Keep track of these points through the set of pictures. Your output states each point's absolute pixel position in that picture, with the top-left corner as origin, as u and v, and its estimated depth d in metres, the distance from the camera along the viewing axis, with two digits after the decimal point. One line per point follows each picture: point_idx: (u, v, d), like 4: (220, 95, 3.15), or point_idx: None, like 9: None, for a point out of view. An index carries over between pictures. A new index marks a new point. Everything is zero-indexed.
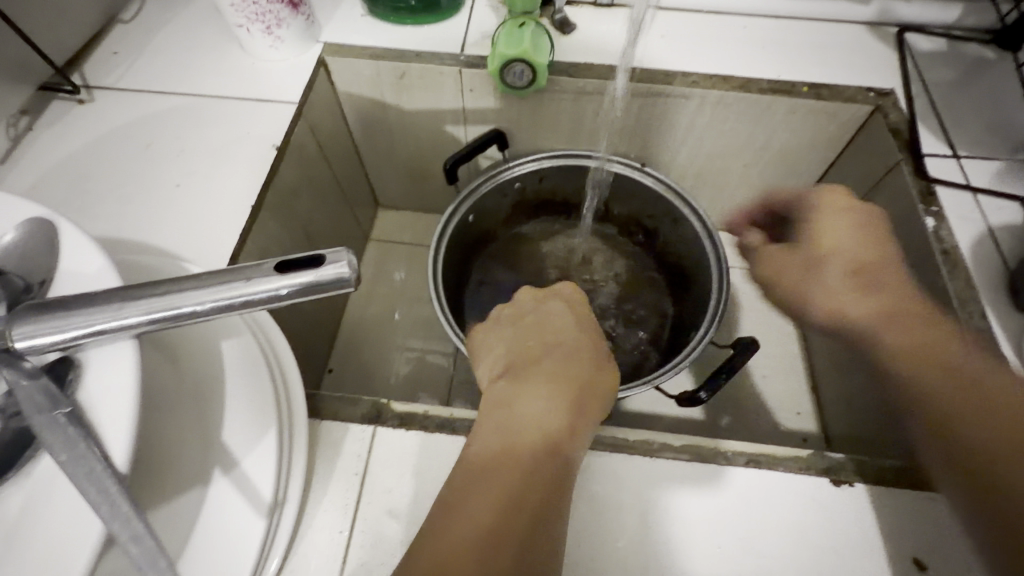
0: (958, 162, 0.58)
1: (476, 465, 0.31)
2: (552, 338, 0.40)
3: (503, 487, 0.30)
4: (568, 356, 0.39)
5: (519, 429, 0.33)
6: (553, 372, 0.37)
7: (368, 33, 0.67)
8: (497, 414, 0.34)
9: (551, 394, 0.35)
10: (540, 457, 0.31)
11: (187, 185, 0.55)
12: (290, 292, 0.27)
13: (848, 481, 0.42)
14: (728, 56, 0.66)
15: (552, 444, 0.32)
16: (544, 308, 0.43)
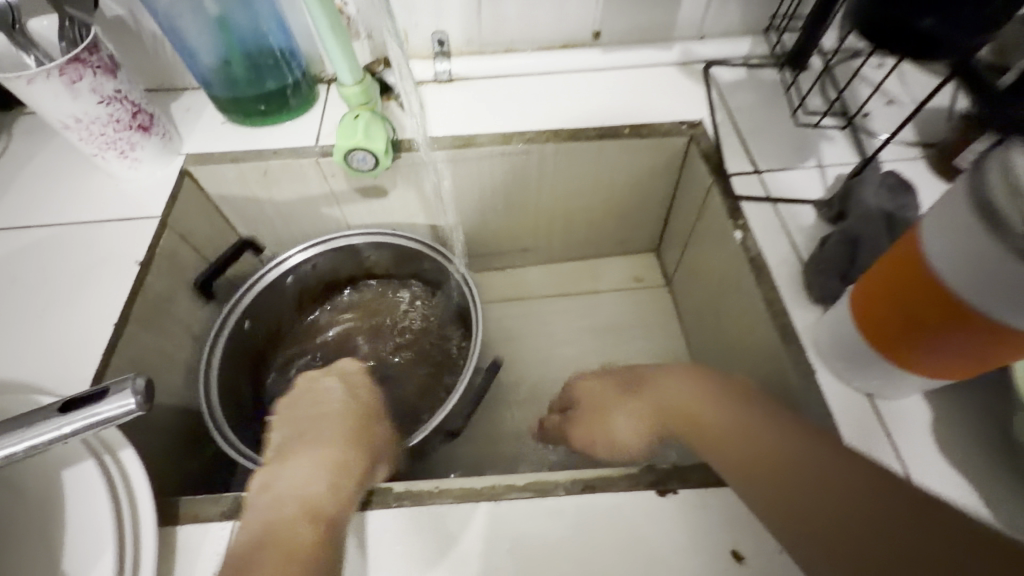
0: (760, 176, 0.66)
1: (236, 561, 0.38)
2: (320, 412, 0.52)
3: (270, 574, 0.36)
4: (330, 437, 0.48)
5: (283, 501, 0.42)
6: (315, 451, 0.46)
7: (227, 138, 0.72)
8: (264, 505, 0.42)
9: (314, 467, 0.44)
10: (295, 522, 0.40)
11: (51, 313, 0.58)
12: (70, 433, 0.31)
13: (673, 490, 0.45)
14: (557, 112, 0.73)
15: (310, 509, 0.41)
16: (315, 409, 0.52)
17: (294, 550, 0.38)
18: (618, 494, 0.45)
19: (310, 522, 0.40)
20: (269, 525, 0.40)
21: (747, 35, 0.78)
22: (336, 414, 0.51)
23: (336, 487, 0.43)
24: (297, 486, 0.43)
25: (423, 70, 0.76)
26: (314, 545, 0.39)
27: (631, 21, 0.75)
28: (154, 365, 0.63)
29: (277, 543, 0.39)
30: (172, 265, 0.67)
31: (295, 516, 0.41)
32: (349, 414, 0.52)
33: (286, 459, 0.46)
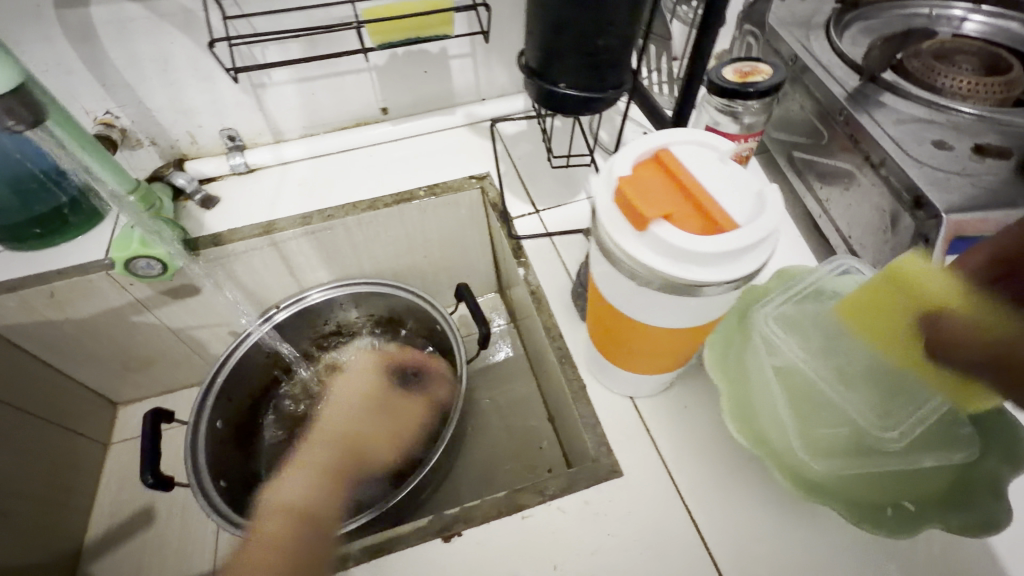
0: (538, 215, 0.73)
1: (277, 506, 0.55)
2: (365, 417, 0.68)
3: (281, 530, 0.50)
4: (349, 452, 0.63)
5: (280, 495, 0.56)
6: (328, 454, 0.62)
7: (2, 265, 0.68)
8: (293, 477, 0.59)
9: (307, 477, 0.59)
10: (288, 519, 0.52)
11: None
12: None
13: (458, 533, 0.46)
14: (355, 187, 0.78)
15: (304, 504, 0.55)
16: (357, 379, 0.76)
17: (279, 540, 0.49)
18: (404, 551, 0.45)
19: (289, 515, 0.52)
20: (280, 506, 0.54)
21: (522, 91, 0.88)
22: (382, 426, 0.68)
23: (318, 491, 0.57)
24: (297, 490, 0.57)
25: (217, 167, 0.78)
26: (293, 532, 0.50)
27: (412, 95, 0.82)
28: None
29: (279, 514, 0.53)
30: None
31: (276, 512, 0.54)
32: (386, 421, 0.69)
33: (306, 452, 0.63)
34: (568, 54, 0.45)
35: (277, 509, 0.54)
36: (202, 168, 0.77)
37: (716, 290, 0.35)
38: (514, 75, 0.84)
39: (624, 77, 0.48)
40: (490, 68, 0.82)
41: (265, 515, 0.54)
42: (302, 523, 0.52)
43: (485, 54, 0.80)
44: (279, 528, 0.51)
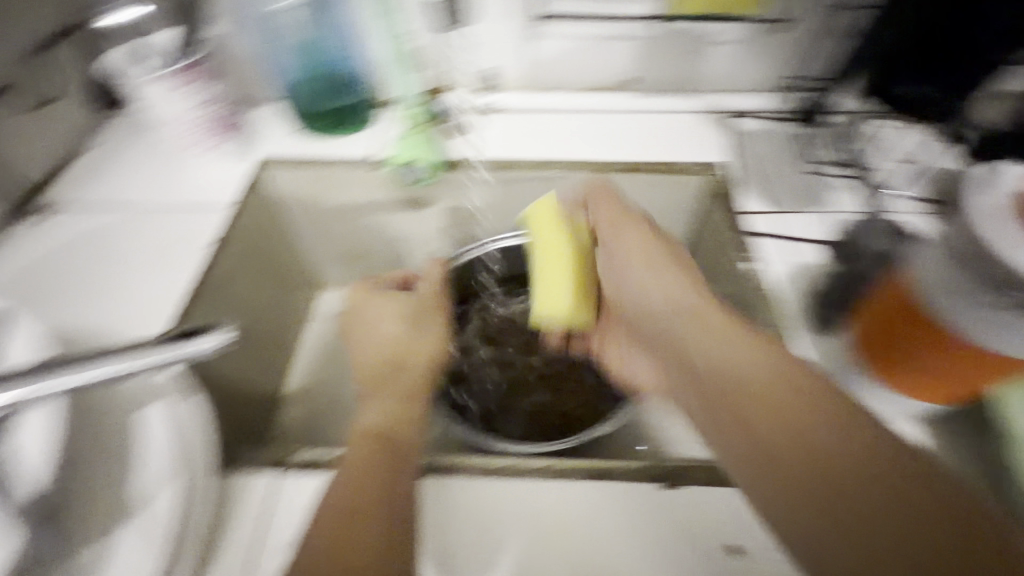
0: (773, 217, 0.72)
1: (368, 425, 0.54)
2: (391, 342, 0.67)
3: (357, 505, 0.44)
4: (392, 362, 0.65)
5: (363, 426, 0.55)
6: (392, 390, 0.60)
7: (295, 144, 0.81)
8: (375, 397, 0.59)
9: (377, 400, 0.59)
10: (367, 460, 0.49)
11: (128, 284, 0.65)
12: (169, 356, 0.42)
13: (680, 483, 0.52)
14: (591, 145, 0.81)
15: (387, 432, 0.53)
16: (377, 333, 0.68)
17: (370, 470, 0.47)
18: (626, 484, 0.52)
19: (379, 439, 0.52)
20: (378, 429, 0.53)
21: (769, 91, 0.86)
22: (400, 341, 0.67)
23: (405, 403, 0.59)
24: (383, 405, 0.58)
25: (470, 101, 0.84)
26: (387, 458, 0.49)
27: (663, 71, 0.84)
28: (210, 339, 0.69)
29: (372, 443, 0.51)
30: (239, 251, 0.75)
31: (346, 503, 0.44)
32: (406, 347, 0.67)
33: (371, 398, 0.59)
34: None
35: (376, 434, 0.53)
36: (457, 100, 0.83)
37: None
38: (769, 73, 0.83)
39: None
40: (749, 61, 0.81)
41: (351, 448, 0.51)
42: (396, 442, 0.52)
43: (752, 45, 0.79)
44: (370, 456, 0.49)
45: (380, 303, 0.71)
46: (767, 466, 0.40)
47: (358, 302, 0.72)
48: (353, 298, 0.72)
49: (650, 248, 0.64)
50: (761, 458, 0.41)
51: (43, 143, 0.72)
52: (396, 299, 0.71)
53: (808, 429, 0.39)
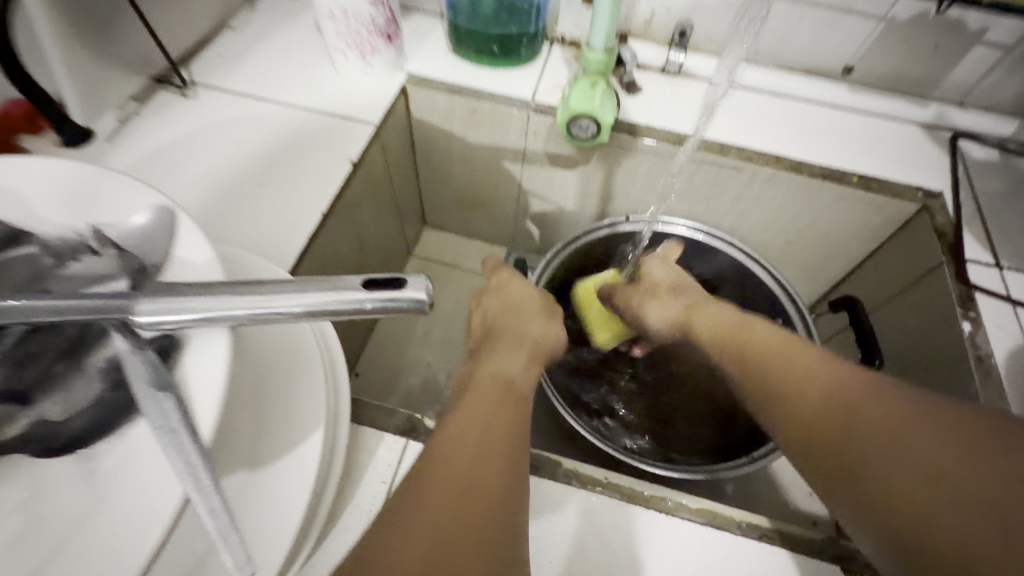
0: (1002, 272, 0.59)
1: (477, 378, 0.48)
2: (508, 317, 0.58)
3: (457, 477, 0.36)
4: (512, 337, 0.55)
5: (483, 372, 0.49)
6: (501, 349, 0.53)
7: (450, 67, 0.72)
8: (490, 356, 0.52)
9: (502, 359, 0.51)
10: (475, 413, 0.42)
11: (262, 186, 0.59)
12: (375, 304, 0.31)
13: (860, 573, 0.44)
14: (784, 137, 0.68)
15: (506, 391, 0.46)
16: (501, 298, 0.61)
17: (471, 424, 0.40)
18: (797, 557, 0.44)
19: (502, 383, 0.47)
20: (493, 378, 0.47)
21: (1016, 116, 0.70)
22: (518, 321, 0.58)
23: (518, 364, 0.51)
24: (498, 364, 0.50)
25: (654, 57, 0.72)
26: (503, 420, 0.42)
27: (893, 66, 0.69)
28: (332, 262, 0.64)
29: (483, 389, 0.46)
30: (370, 173, 0.68)
31: (436, 471, 0.36)
32: (527, 328, 0.57)
33: (482, 357, 0.52)
34: None
35: (499, 380, 0.47)
36: (640, 53, 0.72)
37: None
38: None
39: None
40: (1010, 74, 0.66)
41: (463, 392, 0.46)
42: (515, 399, 0.46)
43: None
44: (486, 407, 0.43)
45: (496, 293, 0.62)
46: (902, 495, 0.32)
47: (474, 309, 0.64)
48: (472, 304, 0.64)
49: (762, 332, 0.48)
50: (817, 414, 0.39)
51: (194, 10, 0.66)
52: (499, 295, 0.62)
53: (856, 436, 0.36)
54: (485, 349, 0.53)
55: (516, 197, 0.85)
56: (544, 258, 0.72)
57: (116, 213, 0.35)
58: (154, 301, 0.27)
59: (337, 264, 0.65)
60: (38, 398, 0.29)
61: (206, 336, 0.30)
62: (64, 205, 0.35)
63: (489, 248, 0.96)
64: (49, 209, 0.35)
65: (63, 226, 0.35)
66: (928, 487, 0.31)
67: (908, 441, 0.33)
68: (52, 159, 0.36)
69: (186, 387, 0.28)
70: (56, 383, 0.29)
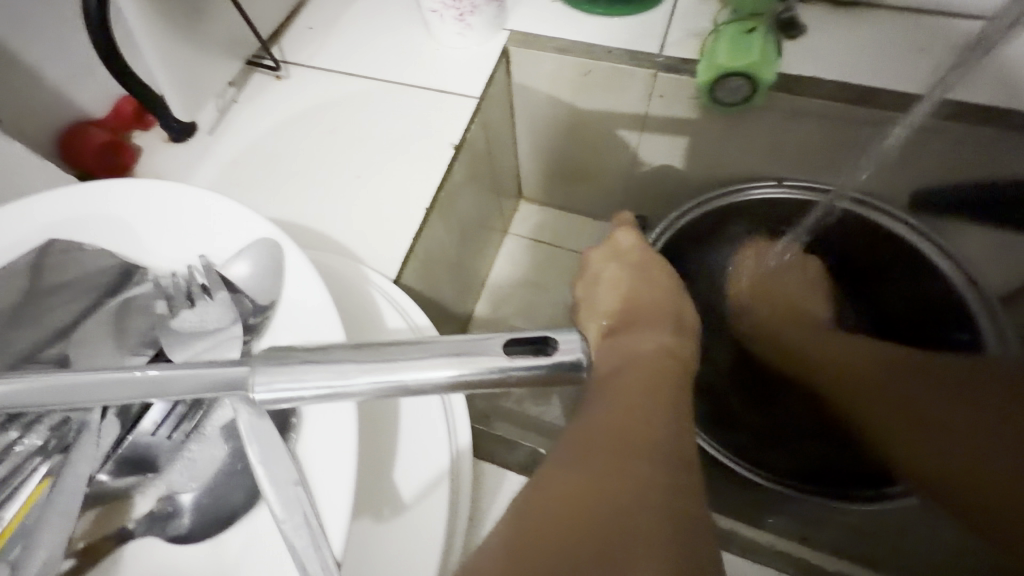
0: None
1: (635, 359, 0.39)
2: (644, 283, 0.50)
3: (634, 454, 0.31)
4: (664, 314, 0.46)
5: (642, 347, 0.41)
6: (653, 323, 0.45)
7: (560, 21, 0.61)
8: (640, 332, 0.43)
9: (654, 333, 0.43)
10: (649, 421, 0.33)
11: (359, 178, 0.55)
12: (522, 374, 0.25)
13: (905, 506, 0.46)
14: (1002, 79, 0.51)
15: (677, 376, 0.39)
16: (634, 263, 0.53)
17: (649, 391, 0.36)
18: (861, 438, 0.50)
19: (672, 360, 0.40)
20: (658, 354, 0.41)
21: None
22: (665, 295, 0.49)
23: (680, 342, 0.44)
24: (657, 337, 0.42)
25: None
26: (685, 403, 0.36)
27: None
28: (436, 258, 0.59)
29: (650, 367, 0.38)
30: (470, 156, 0.60)
31: (646, 427, 0.33)
32: (679, 304, 0.48)
33: (630, 334, 0.43)
34: None
35: (659, 352, 0.41)
36: None
37: None
38: None
39: None
40: None
41: (621, 366, 0.38)
42: (679, 371, 0.40)
43: None
44: (658, 386, 0.36)
45: (626, 258, 0.54)
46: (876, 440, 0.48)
47: (594, 266, 0.56)
48: (591, 263, 0.56)
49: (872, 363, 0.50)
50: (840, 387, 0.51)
51: None
52: (631, 261, 0.53)
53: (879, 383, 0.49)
54: (635, 323, 0.44)
55: (630, 168, 0.74)
56: (665, 222, 0.62)
57: (227, 243, 0.31)
58: (274, 383, 0.23)
59: (440, 259, 0.60)
60: (168, 466, 0.27)
61: (328, 408, 0.26)
62: (170, 234, 0.32)
63: (592, 222, 0.87)
64: (162, 241, 0.32)
65: (182, 261, 0.31)
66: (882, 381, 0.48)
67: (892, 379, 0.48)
68: (171, 184, 0.33)
69: (312, 475, 0.25)
70: (179, 453, 0.27)
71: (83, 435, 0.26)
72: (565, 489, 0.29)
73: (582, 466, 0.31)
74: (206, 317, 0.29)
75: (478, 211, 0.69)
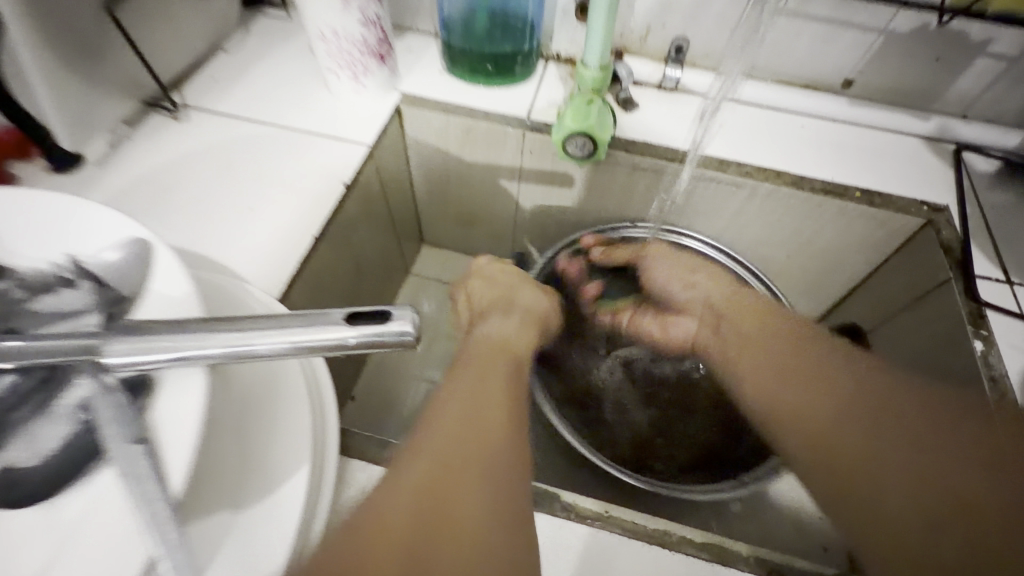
0: (1010, 288, 0.57)
1: (489, 348, 0.51)
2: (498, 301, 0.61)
3: (464, 428, 0.38)
4: (511, 314, 0.59)
5: (492, 340, 0.53)
6: (502, 322, 0.57)
7: (444, 87, 0.71)
8: (494, 326, 0.55)
9: (507, 326, 0.56)
10: (484, 380, 0.44)
11: (249, 208, 0.59)
12: (359, 340, 0.29)
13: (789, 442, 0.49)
14: (774, 148, 0.68)
15: (517, 360, 0.51)
16: (493, 279, 0.65)
17: (490, 368, 0.46)
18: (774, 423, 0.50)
19: (505, 354, 0.50)
20: (503, 343, 0.52)
21: (1019, 128, 0.68)
22: (515, 302, 0.62)
23: (523, 336, 0.56)
24: (502, 331, 0.55)
25: (650, 73, 0.71)
26: (520, 377, 0.47)
27: (892, 81, 0.68)
28: (327, 286, 0.62)
29: (495, 352, 0.50)
30: (363, 195, 0.66)
31: (477, 399, 0.41)
32: (525, 307, 0.61)
33: (486, 329, 0.55)
34: None
35: (492, 343, 0.52)
36: (636, 69, 0.71)
37: None
38: None
39: None
40: (1012, 86, 0.65)
41: (479, 347, 0.51)
42: (511, 358, 0.50)
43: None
44: (496, 362, 0.48)
45: (484, 276, 0.66)
46: (859, 459, 0.41)
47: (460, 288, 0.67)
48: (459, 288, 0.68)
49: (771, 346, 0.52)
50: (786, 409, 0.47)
51: (186, 31, 0.66)
52: (488, 279, 0.65)
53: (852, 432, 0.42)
54: (491, 321, 0.56)
55: (515, 214, 0.84)
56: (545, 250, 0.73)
57: (91, 245, 0.33)
58: (128, 342, 0.26)
59: (330, 286, 0.64)
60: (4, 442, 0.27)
61: (181, 375, 0.29)
62: (36, 235, 0.34)
63: None
64: (22, 241, 0.34)
65: (42, 258, 0.33)
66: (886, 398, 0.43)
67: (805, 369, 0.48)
68: (44, 189, 0.35)
69: (160, 435, 0.27)
70: (17, 429, 0.27)
71: None
72: (413, 464, 0.35)
73: (423, 449, 0.36)
74: (69, 305, 0.32)
75: (374, 247, 0.74)
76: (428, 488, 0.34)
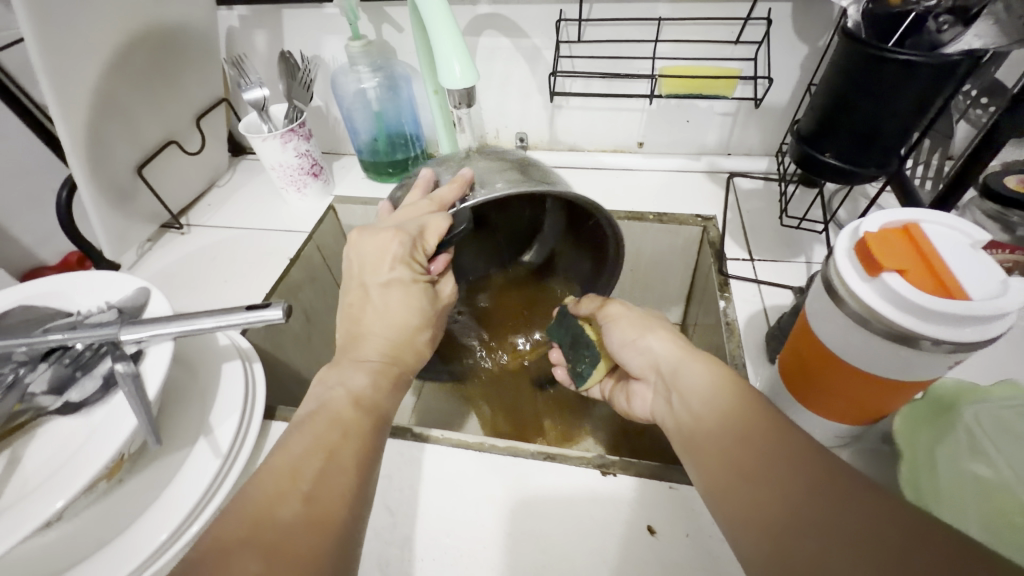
0: (751, 264, 0.80)
1: (350, 393, 0.51)
2: (389, 331, 0.58)
3: (325, 472, 0.43)
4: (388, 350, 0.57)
5: (345, 392, 0.51)
6: (367, 368, 0.54)
7: (362, 188, 1.02)
8: (352, 371, 0.54)
9: (371, 370, 0.54)
10: (346, 425, 0.48)
11: (227, 284, 0.88)
12: (250, 320, 0.53)
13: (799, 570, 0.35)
14: (590, 196, 0.95)
15: (374, 417, 0.51)
16: (383, 265, 0.59)
17: (344, 428, 0.48)
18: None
19: (366, 413, 0.50)
20: (361, 398, 0.51)
21: (768, 155, 0.94)
22: (398, 326, 0.58)
23: (380, 386, 0.54)
24: (357, 384, 0.52)
25: None
26: (373, 434, 0.50)
27: (669, 139, 0.96)
28: (281, 330, 0.88)
29: (356, 403, 0.51)
30: (306, 266, 0.94)
31: (341, 444, 0.46)
32: (401, 339, 0.58)
33: (349, 364, 0.55)
34: (841, 133, 0.55)
35: (353, 400, 0.51)
36: None
37: (932, 349, 0.40)
38: (765, 139, 0.92)
39: (890, 158, 0.56)
40: (746, 129, 0.91)
41: (338, 388, 0.52)
42: (369, 418, 0.51)
43: (745, 119, 0.89)
44: (357, 414, 0.50)
45: (376, 263, 0.59)
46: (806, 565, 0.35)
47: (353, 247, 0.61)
48: (352, 245, 0.61)
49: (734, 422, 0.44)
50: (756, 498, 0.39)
51: (189, 176, 0.99)
52: (380, 271, 0.59)
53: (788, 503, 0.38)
54: (363, 356, 0.56)
55: None
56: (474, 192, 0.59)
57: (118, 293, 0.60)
58: (130, 326, 0.51)
59: (284, 331, 0.90)
60: (68, 387, 0.53)
61: (161, 346, 0.55)
62: (91, 293, 0.61)
63: None
64: (82, 297, 0.61)
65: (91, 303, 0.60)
66: (837, 506, 0.36)
67: (779, 476, 0.39)
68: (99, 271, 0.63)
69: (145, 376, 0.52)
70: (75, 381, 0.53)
71: (29, 372, 0.52)
72: (259, 516, 0.39)
73: (271, 489, 0.41)
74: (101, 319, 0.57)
75: (322, 305, 1.01)
76: (279, 543, 0.38)
